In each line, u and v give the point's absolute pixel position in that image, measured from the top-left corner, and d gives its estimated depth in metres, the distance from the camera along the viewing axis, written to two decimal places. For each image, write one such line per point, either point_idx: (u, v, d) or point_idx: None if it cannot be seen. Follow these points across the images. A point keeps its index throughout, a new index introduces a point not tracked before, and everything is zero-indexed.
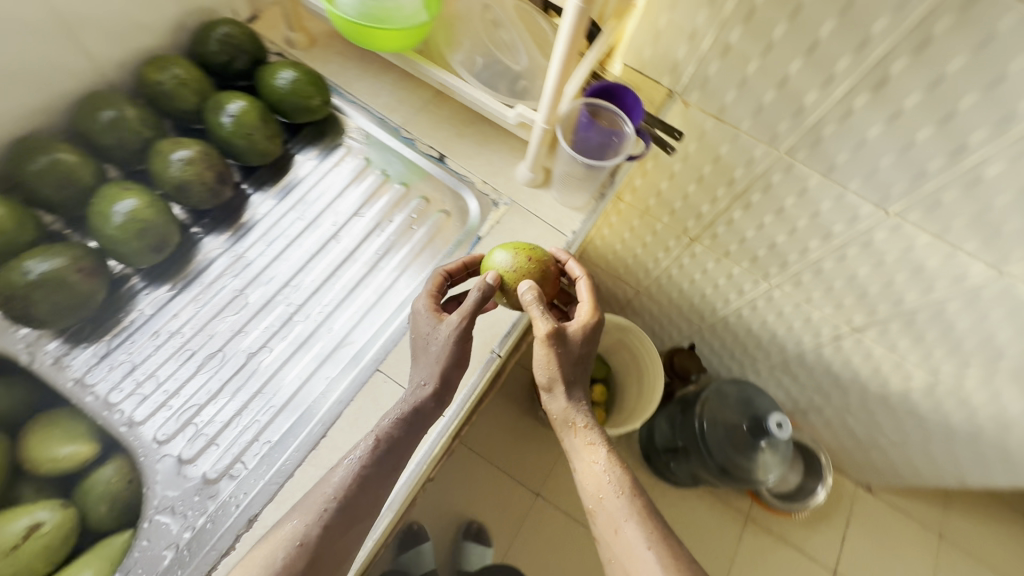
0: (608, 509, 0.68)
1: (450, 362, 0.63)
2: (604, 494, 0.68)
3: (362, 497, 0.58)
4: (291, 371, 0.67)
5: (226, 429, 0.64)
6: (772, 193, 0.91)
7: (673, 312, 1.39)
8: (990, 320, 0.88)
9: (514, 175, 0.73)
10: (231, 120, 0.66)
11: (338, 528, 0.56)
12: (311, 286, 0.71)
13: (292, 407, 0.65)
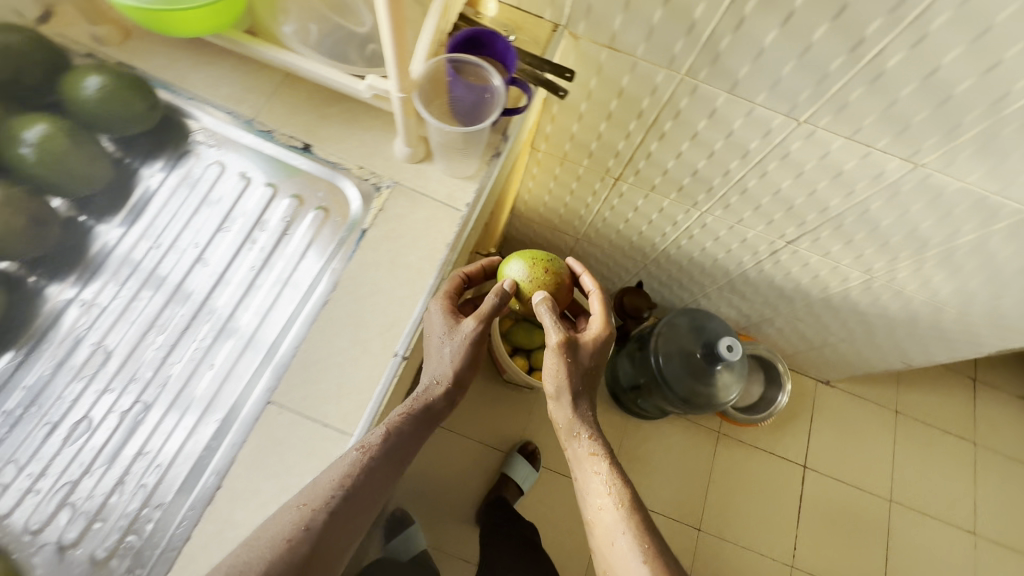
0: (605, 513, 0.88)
1: (462, 364, 0.66)
2: (605, 504, 0.89)
3: (370, 483, 0.58)
4: (194, 392, 0.64)
5: (129, 476, 0.62)
6: (684, 119, 0.86)
7: (615, 254, 1.36)
8: (912, 212, 0.87)
9: (391, 153, 0.66)
10: (31, 149, 0.62)
11: (345, 510, 0.56)
12: (177, 328, 0.67)
13: (177, 465, 0.61)
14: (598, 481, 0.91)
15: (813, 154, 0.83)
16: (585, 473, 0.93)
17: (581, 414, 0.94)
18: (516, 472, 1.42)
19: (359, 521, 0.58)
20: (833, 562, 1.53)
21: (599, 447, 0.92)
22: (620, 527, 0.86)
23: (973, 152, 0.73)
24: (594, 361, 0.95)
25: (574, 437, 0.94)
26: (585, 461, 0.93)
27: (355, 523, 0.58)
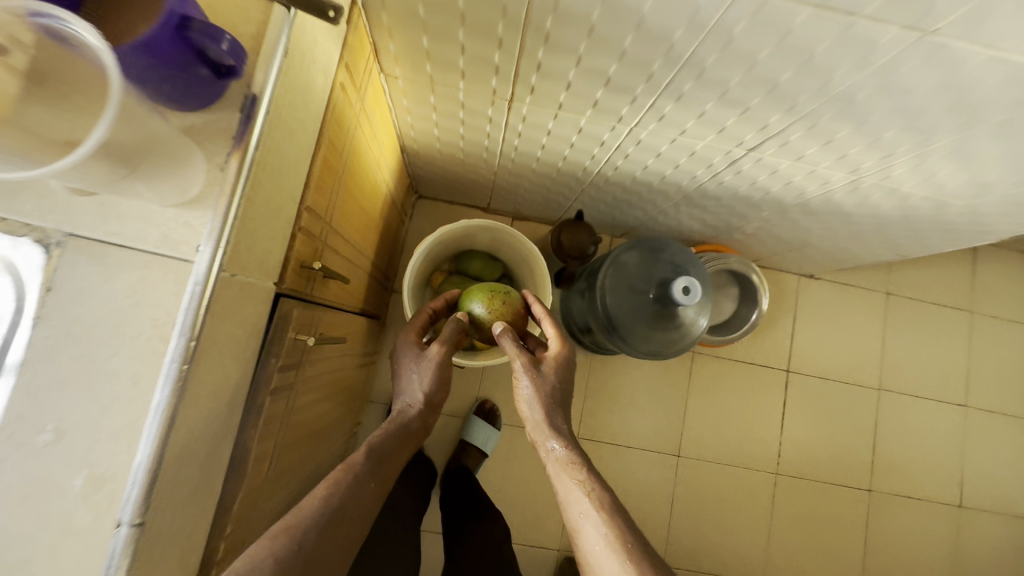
0: (590, 532, 0.68)
1: (434, 386, 0.78)
2: (587, 522, 0.69)
3: (351, 498, 0.61)
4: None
5: None
6: (568, 10, 0.55)
7: (544, 183, 1.09)
8: (914, 98, 0.60)
9: (51, 185, 0.39)
10: None
11: (327, 525, 0.57)
12: None
13: None
14: (577, 497, 0.71)
15: (771, 35, 0.54)
16: (563, 482, 0.73)
17: (554, 422, 0.77)
18: (474, 436, 1.29)
19: (348, 535, 0.59)
20: (819, 461, 1.48)
21: (573, 452, 0.74)
22: (610, 546, 0.65)
23: (1018, 4, 0.45)
24: (565, 379, 0.82)
25: (545, 445, 0.77)
26: (562, 471, 0.74)
27: (345, 536, 0.59)
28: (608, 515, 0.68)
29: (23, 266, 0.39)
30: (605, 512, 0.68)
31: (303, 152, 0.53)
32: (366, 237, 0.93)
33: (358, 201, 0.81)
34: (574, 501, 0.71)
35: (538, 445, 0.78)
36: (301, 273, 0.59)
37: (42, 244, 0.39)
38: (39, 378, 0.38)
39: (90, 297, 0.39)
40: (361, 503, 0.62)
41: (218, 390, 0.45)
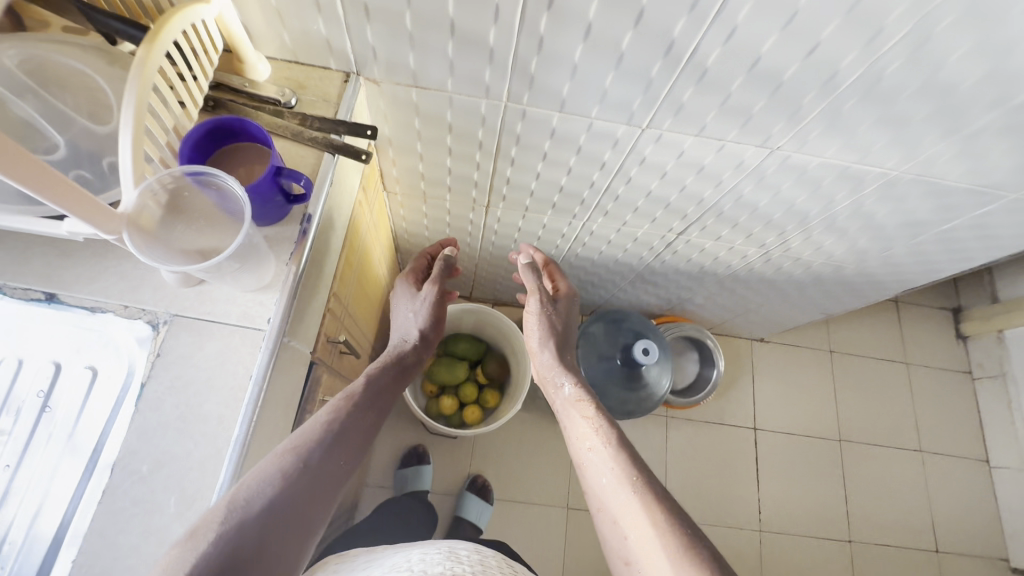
0: (608, 490, 0.79)
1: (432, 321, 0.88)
2: (610, 488, 0.79)
3: (323, 455, 0.56)
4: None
5: None
6: (526, 143, 0.77)
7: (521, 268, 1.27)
8: (783, 191, 0.83)
9: (162, 280, 0.53)
10: None
11: (313, 456, 0.55)
12: None
13: None
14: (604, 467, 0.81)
15: (679, 172, 0.81)
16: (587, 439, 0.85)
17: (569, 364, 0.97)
18: (468, 511, 1.35)
19: (328, 463, 0.56)
20: (797, 517, 1.56)
21: (596, 411, 0.88)
22: (636, 506, 0.74)
23: (823, 128, 0.67)
24: (568, 315, 1.02)
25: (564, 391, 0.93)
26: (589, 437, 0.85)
27: (325, 472, 0.55)
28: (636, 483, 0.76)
29: (138, 339, 0.53)
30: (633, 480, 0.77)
31: (343, 264, 0.77)
32: (355, 305, 0.88)
33: (350, 285, 0.82)
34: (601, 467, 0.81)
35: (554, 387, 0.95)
36: (338, 363, 0.81)
37: (153, 321, 0.53)
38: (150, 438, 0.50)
39: (188, 361, 0.52)
40: (347, 446, 0.59)
41: (267, 433, 0.56)
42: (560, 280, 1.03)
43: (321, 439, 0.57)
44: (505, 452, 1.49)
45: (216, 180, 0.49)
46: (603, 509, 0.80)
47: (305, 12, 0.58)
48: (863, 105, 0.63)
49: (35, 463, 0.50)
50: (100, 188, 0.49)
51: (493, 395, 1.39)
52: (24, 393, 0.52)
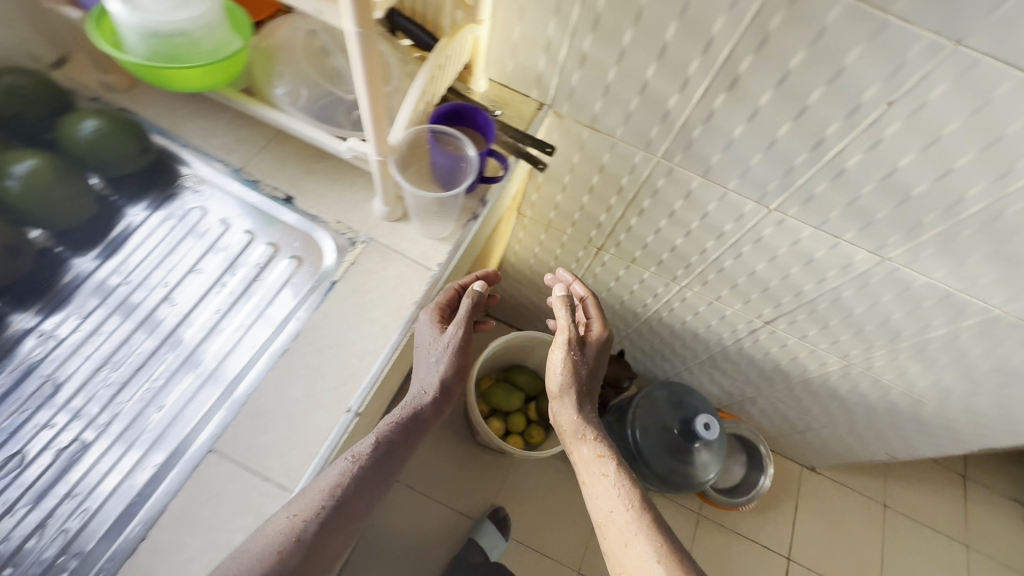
0: (632, 555, 0.68)
1: (452, 372, 0.61)
2: (636, 554, 0.68)
3: (320, 537, 0.48)
4: (92, 482, 0.51)
5: (54, 517, 0.49)
6: (661, 198, 0.89)
7: None
8: (882, 303, 0.89)
9: (370, 210, 0.67)
10: (18, 181, 0.55)
11: (308, 539, 0.47)
12: (139, 362, 0.57)
13: (107, 512, 0.50)
14: (635, 533, 0.68)
15: (789, 258, 0.89)
16: (607, 502, 0.72)
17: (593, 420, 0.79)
18: (483, 537, 1.35)
19: (330, 539, 0.49)
20: None
21: (620, 467, 0.74)
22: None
23: (936, 250, 0.75)
24: (601, 361, 0.83)
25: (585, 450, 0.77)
26: (609, 501, 0.72)
27: (334, 541, 0.49)
28: (668, 553, 0.66)
29: (335, 248, 0.65)
30: (664, 548, 0.66)
31: (473, 259, 0.89)
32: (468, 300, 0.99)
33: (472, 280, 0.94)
34: (630, 536, 0.69)
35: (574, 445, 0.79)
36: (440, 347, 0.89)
37: (352, 240, 0.66)
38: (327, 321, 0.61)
39: (373, 275, 0.64)
40: (347, 521, 0.50)
41: (405, 356, 0.65)
42: (597, 322, 0.84)
43: (320, 521, 0.48)
44: (531, 495, 1.48)
45: (463, 142, 0.61)
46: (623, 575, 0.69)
47: (534, 51, 0.74)
48: (979, 236, 0.70)
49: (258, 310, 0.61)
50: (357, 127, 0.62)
51: (539, 432, 1.42)
52: (251, 260, 0.64)
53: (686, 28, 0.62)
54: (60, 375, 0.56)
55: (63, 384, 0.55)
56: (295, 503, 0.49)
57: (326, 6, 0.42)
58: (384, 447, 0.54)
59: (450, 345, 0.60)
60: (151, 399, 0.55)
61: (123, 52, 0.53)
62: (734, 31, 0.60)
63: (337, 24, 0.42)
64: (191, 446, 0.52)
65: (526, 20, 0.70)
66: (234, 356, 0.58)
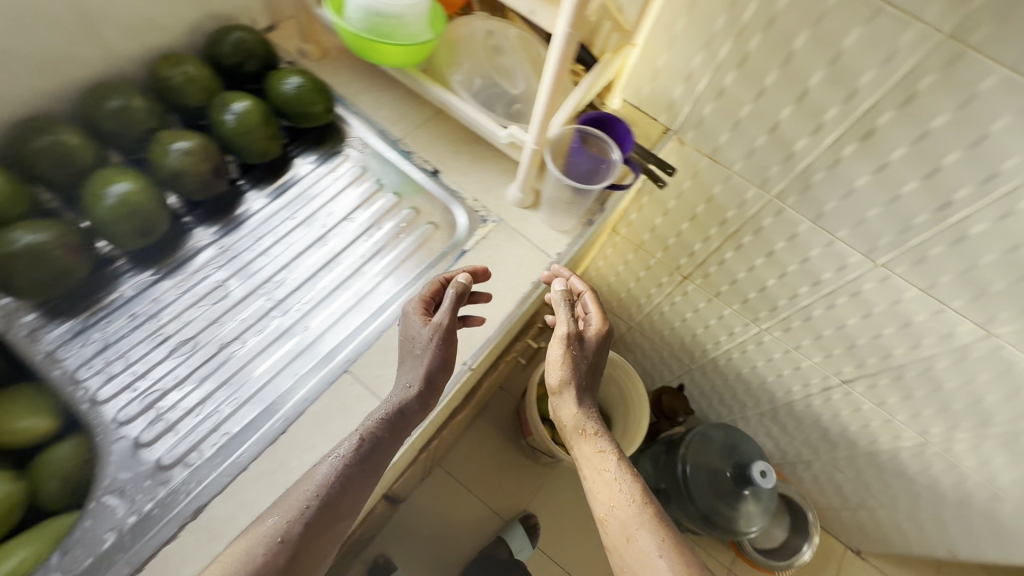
0: (634, 554, 0.55)
1: (439, 365, 0.56)
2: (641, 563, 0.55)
3: (301, 539, 0.47)
4: (243, 378, 0.58)
5: (214, 397, 0.57)
6: (764, 236, 0.91)
7: (665, 351, 1.37)
8: (978, 381, 0.87)
9: (505, 194, 0.73)
10: (235, 118, 0.65)
11: (290, 544, 0.46)
12: (295, 283, 0.66)
13: (259, 399, 0.57)
14: (641, 534, 0.55)
15: (886, 318, 0.89)
16: (606, 499, 0.59)
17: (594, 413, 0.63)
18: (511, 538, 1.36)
19: (312, 542, 0.48)
20: None
21: (619, 455, 0.61)
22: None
23: None
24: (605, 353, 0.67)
25: (583, 447, 0.62)
26: (609, 497, 0.59)
27: (321, 544, 0.48)
28: (679, 554, 0.54)
29: (468, 222, 0.73)
30: (673, 546, 0.55)
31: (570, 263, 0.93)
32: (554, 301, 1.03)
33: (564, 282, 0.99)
34: (636, 538, 0.55)
35: (571, 438, 0.64)
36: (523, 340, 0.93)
37: (484, 218, 0.73)
38: None
39: (500, 251, 0.71)
40: (326, 522, 0.48)
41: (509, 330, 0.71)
42: (594, 309, 0.66)
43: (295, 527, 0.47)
44: (563, 510, 1.49)
45: (611, 146, 0.66)
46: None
47: (672, 80, 0.80)
48: None
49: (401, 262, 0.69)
50: (511, 118, 0.69)
51: None
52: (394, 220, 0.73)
53: (833, 77, 0.66)
54: (226, 284, 0.64)
55: (227, 292, 0.63)
56: (275, 509, 0.48)
57: (542, 7, 0.50)
58: (360, 452, 0.51)
59: (443, 332, 0.56)
60: (298, 320, 0.63)
61: (344, 23, 0.63)
62: (882, 85, 0.64)
63: (547, 24, 0.50)
64: (335, 359, 0.60)
65: (675, 50, 0.76)
66: (373, 296, 0.66)
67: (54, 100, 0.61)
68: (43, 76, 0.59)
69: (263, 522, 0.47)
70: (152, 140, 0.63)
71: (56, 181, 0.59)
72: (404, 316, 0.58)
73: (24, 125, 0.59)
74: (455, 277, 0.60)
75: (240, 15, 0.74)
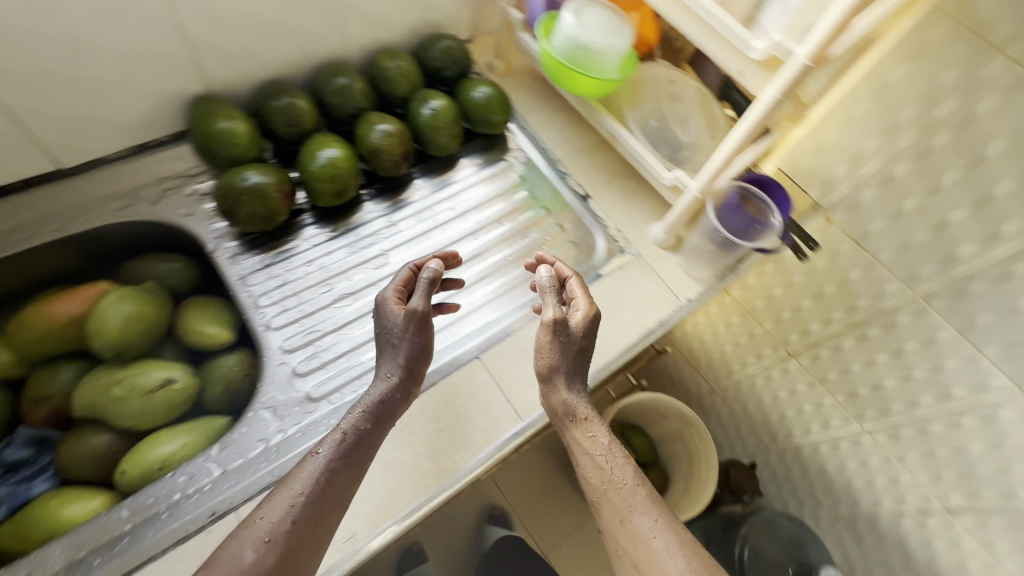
0: (629, 537, 0.52)
1: (419, 353, 0.55)
2: (635, 543, 0.51)
3: (293, 533, 0.45)
4: None
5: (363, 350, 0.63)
6: (895, 333, 0.84)
7: (743, 426, 1.22)
8: None
9: (647, 231, 0.76)
10: (430, 113, 0.73)
11: (281, 546, 0.44)
12: None
13: None
14: (636, 512, 0.52)
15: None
16: (597, 479, 0.55)
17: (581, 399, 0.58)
18: None
19: (297, 537, 0.45)
20: None
21: (610, 437, 0.56)
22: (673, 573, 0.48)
23: None
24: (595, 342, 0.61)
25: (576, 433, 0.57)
26: (600, 480, 0.54)
27: (314, 542, 0.46)
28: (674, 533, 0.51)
29: (606, 249, 0.76)
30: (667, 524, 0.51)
31: None
32: None
33: None
34: (630, 517, 0.52)
35: (561, 426, 0.58)
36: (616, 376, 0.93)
37: (622, 249, 0.76)
38: None
39: (634, 284, 0.73)
40: (317, 517, 0.46)
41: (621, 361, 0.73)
42: (580, 295, 0.61)
43: (281, 521, 0.45)
44: None
45: (772, 209, 0.67)
46: (620, 559, 0.52)
47: (836, 159, 0.79)
48: None
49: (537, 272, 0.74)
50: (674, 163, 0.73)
51: None
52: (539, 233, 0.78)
53: None
54: (387, 255, 0.72)
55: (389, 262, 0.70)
56: (266, 507, 0.46)
57: (755, 70, 0.52)
58: (338, 443, 0.50)
59: (416, 320, 0.54)
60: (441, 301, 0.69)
61: (549, 48, 0.69)
62: None
63: (756, 86, 0.53)
64: (468, 345, 0.65)
65: (849, 131, 0.75)
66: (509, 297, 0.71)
67: (296, 68, 0.72)
68: (298, 49, 0.70)
69: (257, 519, 0.45)
70: (360, 118, 0.72)
71: (281, 136, 0.69)
72: (380, 304, 0.57)
73: (267, 86, 0.69)
74: (427, 264, 0.60)
75: (450, 26, 0.83)
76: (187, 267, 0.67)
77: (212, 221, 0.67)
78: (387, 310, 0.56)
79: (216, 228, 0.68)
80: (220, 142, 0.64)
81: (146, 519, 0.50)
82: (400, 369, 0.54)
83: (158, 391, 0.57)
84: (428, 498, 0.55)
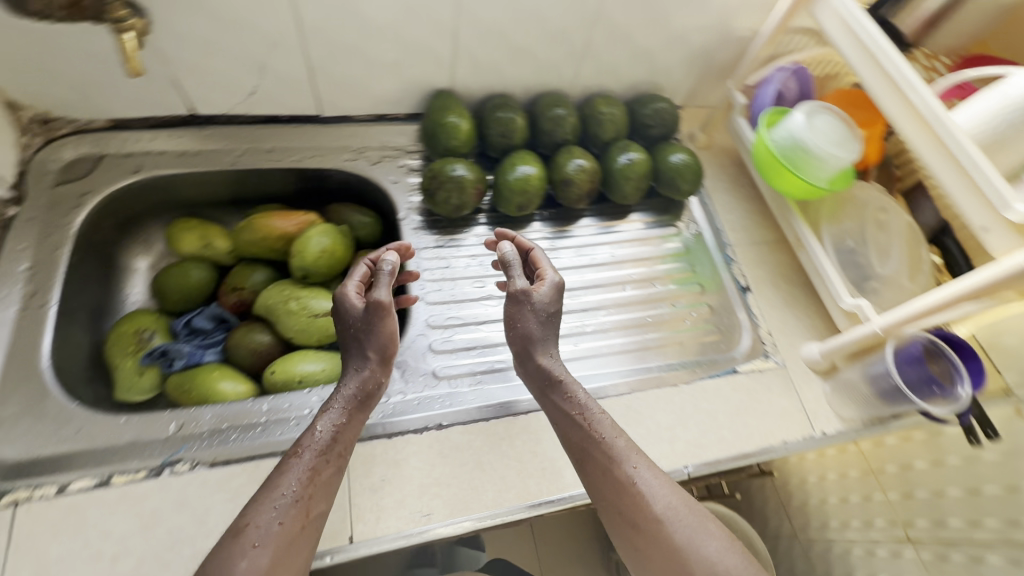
0: (614, 488, 0.49)
1: (388, 341, 0.54)
2: (622, 492, 0.49)
3: (284, 527, 0.43)
4: None
5: (492, 351, 0.68)
6: None
7: None
8: None
9: (800, 346, 0.73)
10: (626, 163, 0.77)
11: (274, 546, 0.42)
12: (584, 304, 0.75)
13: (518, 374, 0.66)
14: (624, 461, 0.50)
15: None
16: (579, 437, 0.52)
17: (553, 359, 0.56)
18: None
19: (287, 522, 0.43)
20: None
21: (587, 393, 0.55)
22: (661, 512, 0.47)
23: None
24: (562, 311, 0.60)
25: (556, 397, 0.55)
26: (581, 436, 0.52)
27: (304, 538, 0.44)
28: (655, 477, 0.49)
29: (750, 347, 0.73)
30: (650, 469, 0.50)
31: None
32: None
33: None
34: (616, 466, 0.50)
35: (543, 395, 0.56)
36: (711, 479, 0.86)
37: (767, 353, 0.72)
38: (710, 390, 0.68)
39: (771, 394, 0.69)
40: (305, 516, 0.45)
41: None
42: (547, 267, 0.60)
43: (268, 518, 0.43)
44: None
45: (961, 379, 0.60)
46: (606, 511, 0.50)
47: None
48: None
49: (671, 341, 0.73)
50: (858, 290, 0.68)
51: None
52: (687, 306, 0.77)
53: None
54: None
55: None
56: (253, 515, 0.43)
57: (1002, 229, 0.48)
58: (303, 440, 0.49)
59: (384, 311, 0.54)
60: (571, 335, 0.72)
61: (767, 138, 0.69)
62: None
63: (1000, 246, 0.49)
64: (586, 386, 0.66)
65: None
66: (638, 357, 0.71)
67: (526, 90, 0.80)
68: (534, 75, 0.78)
69: (247, 527, 0.42)
70: (563, 148, 0.77)
71: (491, 142, 0.77)
72: (340, 303, 0.55)
73: (493, 97, 0.78)
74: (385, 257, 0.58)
75: (672, 92, 0.86)
76: (372, 225, 0.76)
77: (410, 194, 0.76)
78: (346, 305, 0.55)
79: (411, 202, 0.76)
80: (441, 131, 0.73)
81: (278, 420, 0.58)
82: (371, 356, 0.54)
83: (322, 317, 0.65)
84: (504, 512, 0.56)
